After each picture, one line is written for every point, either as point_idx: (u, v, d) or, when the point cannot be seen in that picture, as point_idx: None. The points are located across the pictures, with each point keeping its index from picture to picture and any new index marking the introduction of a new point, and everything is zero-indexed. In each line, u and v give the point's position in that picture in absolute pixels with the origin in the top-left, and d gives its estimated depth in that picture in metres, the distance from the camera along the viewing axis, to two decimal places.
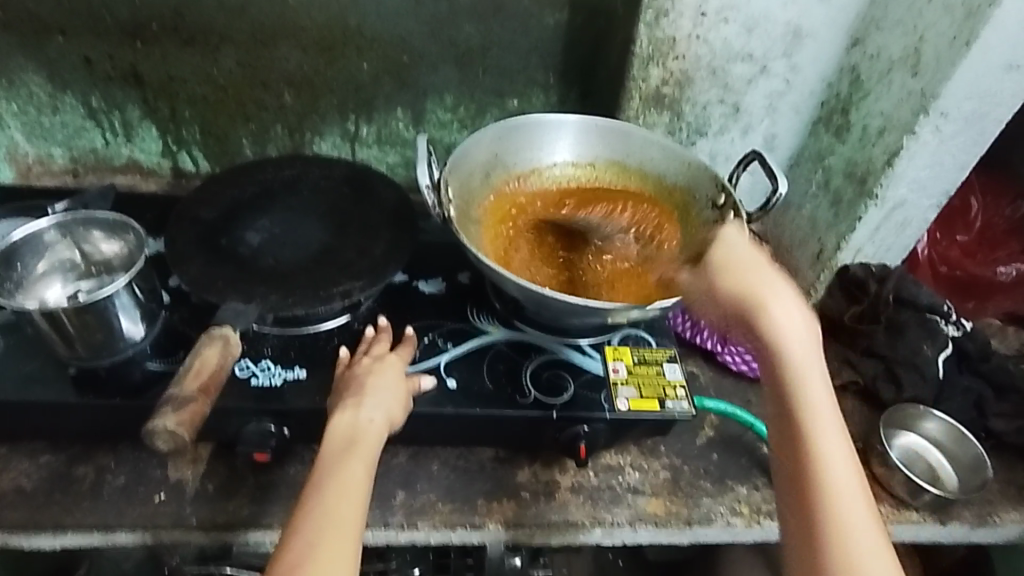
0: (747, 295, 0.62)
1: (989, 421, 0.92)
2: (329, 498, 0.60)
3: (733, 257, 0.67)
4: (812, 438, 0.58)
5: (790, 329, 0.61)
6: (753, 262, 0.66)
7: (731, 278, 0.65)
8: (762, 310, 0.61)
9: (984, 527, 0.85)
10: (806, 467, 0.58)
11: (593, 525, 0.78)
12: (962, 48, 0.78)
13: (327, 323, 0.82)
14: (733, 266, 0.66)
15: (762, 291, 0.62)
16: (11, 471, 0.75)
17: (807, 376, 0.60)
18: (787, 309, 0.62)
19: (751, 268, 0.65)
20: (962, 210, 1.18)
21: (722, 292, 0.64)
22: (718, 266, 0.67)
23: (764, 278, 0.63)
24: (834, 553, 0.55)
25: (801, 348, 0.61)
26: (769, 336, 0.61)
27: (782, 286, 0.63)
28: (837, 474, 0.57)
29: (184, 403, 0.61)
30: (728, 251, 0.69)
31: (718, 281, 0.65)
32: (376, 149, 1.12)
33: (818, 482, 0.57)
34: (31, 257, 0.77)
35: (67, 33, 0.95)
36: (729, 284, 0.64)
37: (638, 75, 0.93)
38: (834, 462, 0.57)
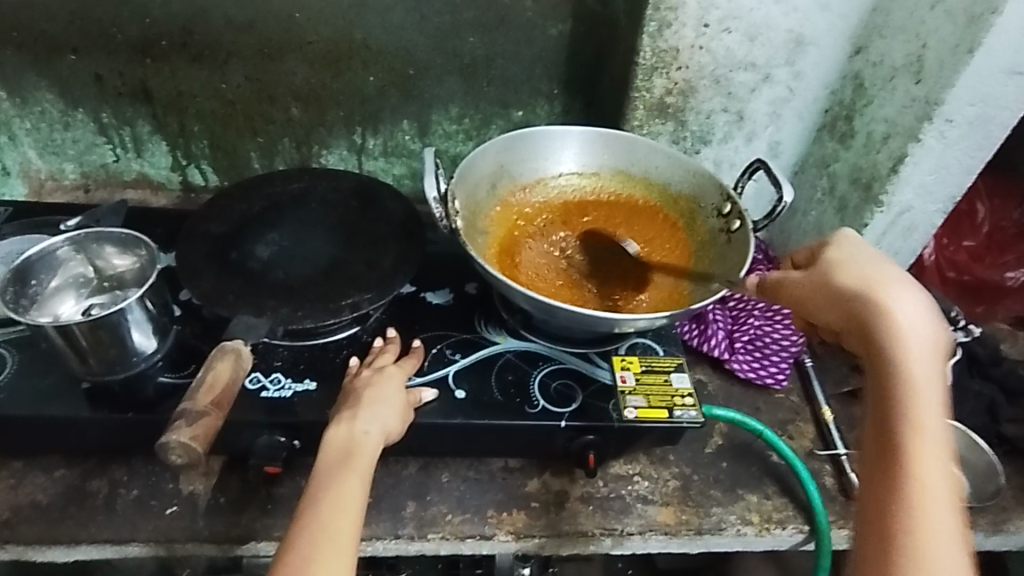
0: (872, 293, 0.59)
1: (1001, 427, 0.91)
2: (326, 512, 0.59)
3: (850, 256, 0.64)
4: (916, 430, 0.53)
5: (912, 327, 0.57)
6: (875, 262, 0.63)
7: (851, 274, 0.62)
8: (875, 302, 0.58)
9: (999, 534, 0.84)
10: (893, 456, 0.52)
11: (604, 535, 0.78)
12: (964, 55, 0.79)
13: (338, 334, 0.82)
14: (847, 263, 0.63)
15: (886, 292, 0.59)
16: (26, 486, 0.76)
17: (924, 367, 0.55)
18: (912, 308, 0.58)
19: (880, 270, 0.61)
20: (969, 214, 1.18)
21: (844, 282, 0.61)
22: (831, 264, 0.64)
23: (871, 276, 0.61)
24: (914, 533, 0.49)
25: (913, 340, 0.56)
26: (893, 334, 0.57)
27: (912, 296, 0.59)
28: (929, 460, 0.51)
29: (197, 417, 0.61)
30: (852, 249, 0.65)
31: (833, 274, 0.63)
32: (383, 161, 1.12)
33: (914, 475, 0.51)
34: (46, 274, 0.78)
35: (79, 51, 0.96)
36: (847, 275, 0.62)
37: (642, 85, 0.94)
38: (935, 460, 0.51)
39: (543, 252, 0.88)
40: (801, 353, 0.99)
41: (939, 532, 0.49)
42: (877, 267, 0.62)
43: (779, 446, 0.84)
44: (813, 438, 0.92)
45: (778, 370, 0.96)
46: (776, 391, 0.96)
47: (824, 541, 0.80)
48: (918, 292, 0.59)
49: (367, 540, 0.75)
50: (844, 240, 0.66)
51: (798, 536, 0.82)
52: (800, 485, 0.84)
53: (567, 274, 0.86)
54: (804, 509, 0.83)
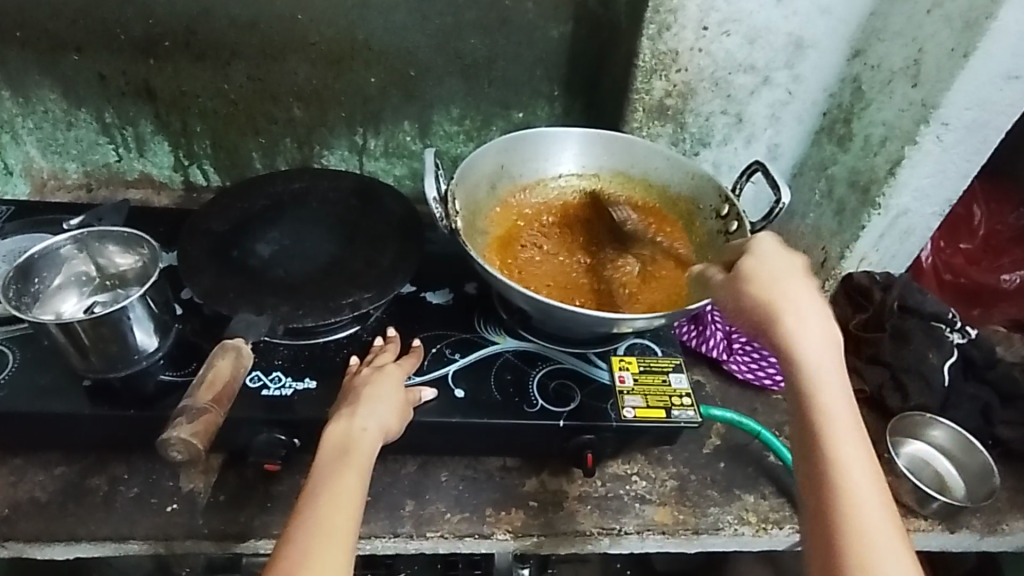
0: (769, 304, 0.61)
1: (996, 429, 0.92)
2: (323, 509, 0.60)
3: (759, 263, 0.64)
4: (830, 438, 0.56)
5: (803, 332, 0.60)
6: (784, 267, 0.64)
7: (756, 286, 0.62)
8: (778, 310, 0.60)
9: (993, 536, 0.85)
10: (817, 462, 0.56)
11: (601, 535, 0.78)
12: (960, 59, 0.79)
13: (338, 334, 0.83)
14: (755, 273, 0.63)
15: (784, 302, 0.60)
16: (27, 483, 0.77)
17: (822, 369, 0.58)
18: (808, 315, 0.60)
19: (780, 276, 0.63)
20: (966, 218, 1.19)
21: (745, 294, 0.62)
22: (742, 274, 0.64)
23: (775, 282, 0.62)
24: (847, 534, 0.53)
25: (814, 344, 0.59)
26: (791, 345, 0.59)
27: (803, 302, 0.61)
28: (852, 465, 0.55)
29: (197, 414, 0.61)
30: (766, 249, 0.66)
31: (740, 286, 0.63)
32: (384, 162, 1.13)
33: (838, 476, 0.55)
34: (48, 271, 0.78)
35: (82, 50, 0.97)
36: (752, 287, 0.62)
37: (641, 87, 0.95)
38: (851, 456, 0.55)
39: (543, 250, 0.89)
40: None
41: (868, 527, 0.53)
42: (779, 269, 0.63)
43: (778, 450, 0.86)
44: None
45: (775, 371, 0.96)
46: (773, 392, 0.97)
47: None
48: (808, 296, 0.62)
49: (365, 538, 0.76)
50: (760, 245, 0.66)
51: (794, 536, 0.82)
52: (797, 486, 0.85)
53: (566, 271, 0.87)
54: (801, 510, 0.84)
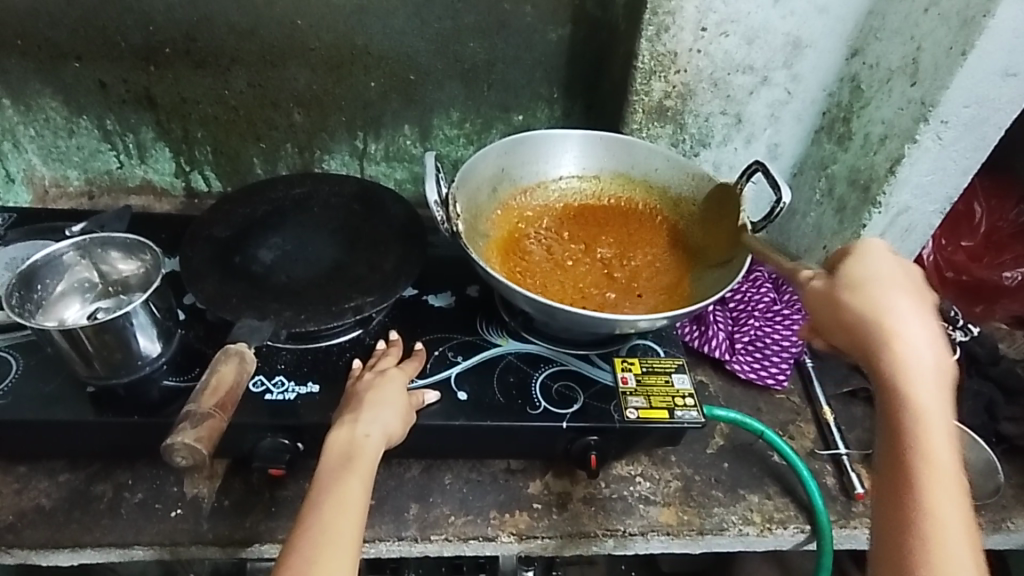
0: (881, 321, 0.57)
1: (1000, 426, 0.91)
2: (327, 516, 0.60)
3: (867, 271, 0.61)
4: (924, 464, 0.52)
5: (917, 356, 0.56)
6: (892, 282, 0.60)
7: (864, 300, 0.59)
8: (886, 330, 0.57)
9: (998, 533, 0.85)
10: (908, 487, 0.52)
11: (606, 536, 0.78)
12: (958, 57, 0.79)
13: (340, 337, 0.83)
14: (866, 283, 0.60)
15: (894, 321, 0.57)
16: (31, 490, 0.77)
17: (928, 394, 0.54)
18: (920, 338, 0.57)
19: (888, 290, 0.59)
20: (966, 215, 1.18)
21: (850, 305, 0.59)
22: (850, 281, 0.61)
23: (885, 297, 0.59)
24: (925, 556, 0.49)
25: (927, 369, 0.55)
26: (896, 365, 0.56)
27: (918, 323, 0.58)
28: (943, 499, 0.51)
29: (202, 419, 0.61)
30: (874, 257, 0.62)
31: (846, 294, 0.60)
32: (385, 166, 1.13)
33: (930, 502, 0.51)
34: (51, 279, 0.78)
35: (83, 58, 0.97)
36: (861, 300, 0.59)
37: (641, 88, 0.95)
38: (943, 486, 0.51)
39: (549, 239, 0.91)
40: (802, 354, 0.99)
41: (952, 559, 0.49)
42: (889, 282, 0.60)
43: (780, 447, 0.84)
44: (814, 439, 0.92)
45: (778, 369, 0.96)
46: (777, 392, 0.97)
47: (827, 540, 0.80)
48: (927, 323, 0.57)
49: (370, 542, 0.76)
50: (869, 249, 0.63)
51: (799, 536, 0.82)
52: (801, 485, 0.85)
53: (571, 262, 0.88)
54: (806, 509, 0.83)
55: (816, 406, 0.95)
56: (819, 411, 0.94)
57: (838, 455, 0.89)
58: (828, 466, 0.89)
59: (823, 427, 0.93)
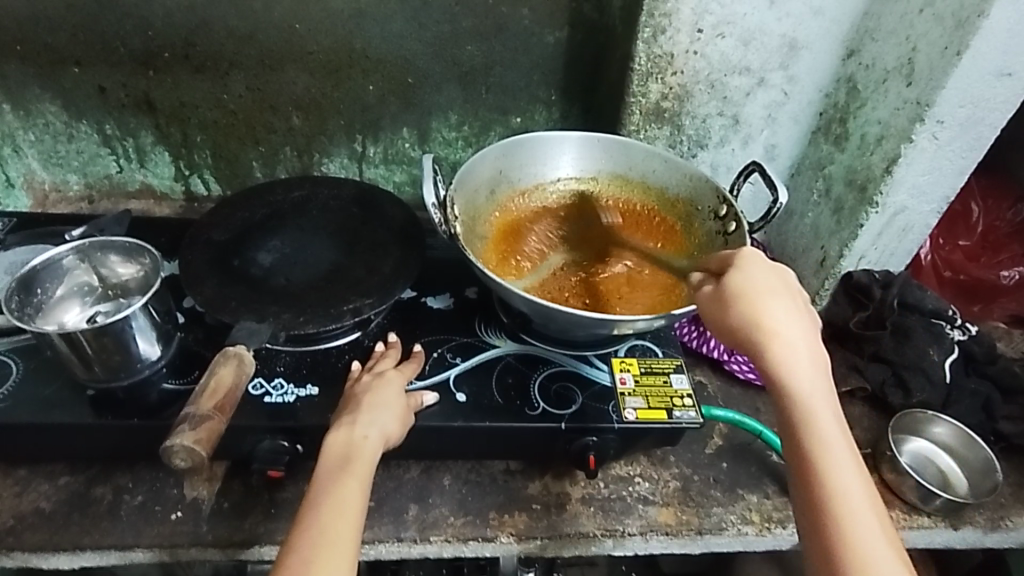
0: (757, 325, 0.63)
1: (998, 424, 0.91)
2: (326, 517, 0.60)
3: (746, 280, 0.66)
4: (826, 458, 0.57)
5: (793, 353, 0.62)
6: (761, 283, 0.66)
7: (748, 305, 0.64)
8: (767, 335, 0.62)
9: (997, 531, 0.85)
10: (814, 483, 0.57)
11: (605, 536, 0.78)
12: (953, 58, 0.80)
13: (338, 340, 0.83)
14: (746, 291, 0.65)
15: (768, 321, 0.63)
16: (31, 494, 0.77)
17: (807, 388, 0.60)
18: (791, 332, 0.63)
19: (764, 292, 0.65)
20: (964, 214, 1.18)
21: (732, 315, 0.64)
22: (731, 291, 0.66)
23: (765, 300, 0.64)
24: (846, 551, 0.54)
25: (801, 363, 0.62)
26: (781, 366, 0.61)
27: (787, 317, 0.64)
28: (845, 483, 0.56)
29: (200, 421, 0.61)
30: (754, 263, 0.68)
31: (728, 302, 0.65)
32: (384, 169, 1.14)
33: (834, 486, 0.56)
34: (50, 282, 0.78)
35: (82, 63, 0.98)
36: (742, 308, 0.64)
37: (637, 90, 0.95)
38: (840, 471, 0.57)
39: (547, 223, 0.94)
40: None
41: (861, 533, 0.54)
42: (772, 288, 0.66)
43: (779, 446, 0.85)
44: None
45: None
46: None
47: None
48: (794, 316, 0.64)
49: (369, 543, 0.76)
50: (747, 258, 0.69)
51: (798, 535, 0.82)
52: None
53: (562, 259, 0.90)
54: None
55: None
56: None
57: None
58: None
59: None
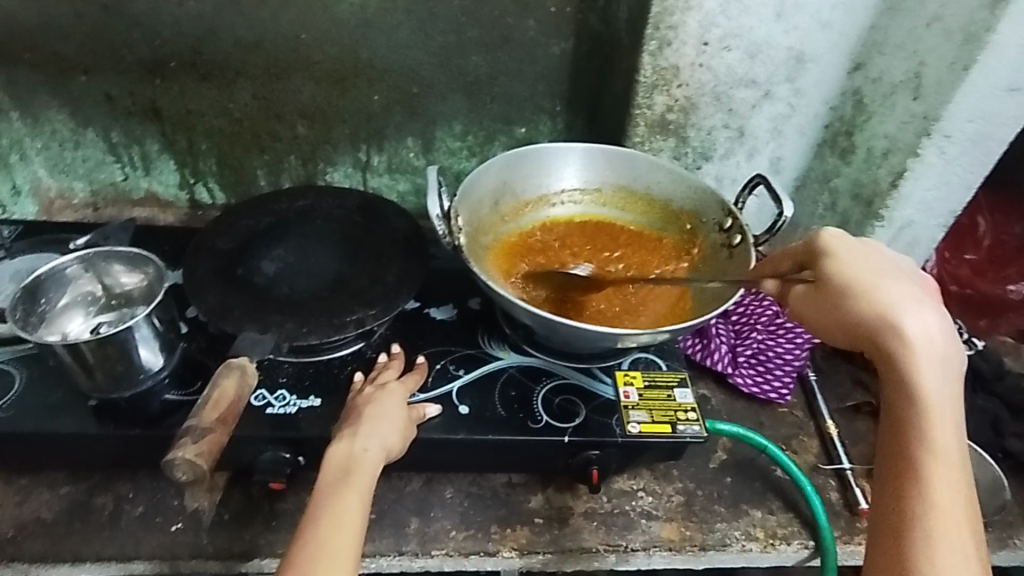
0: (887, 319, 0.59)
1: (1006, 442, 0.91)
2: (324, 531, 0.59)
3: (851, 270, 0.62)
4: (932, 458, 0.55)
5: (930, 348, 0.58)
6: (885, 275, 0.62)
7: (867, 297, 0.60)
8: (881, 327, 0.59)
9: (1005, 550, 0.84)
10: (909, 479, 0.55)
11: (607, 551, 0.78)
12: (960, 72, 0.79)
13: (341, 350, 0.83)
14: (862, 284, 0.61)
15: (900, 316, 0.59)
16: (32, 502, 0.77)
17: (931, 386, 0.57)
18: (924, 325, 0.59)
19: (890, 282, 0.61)
20: (970, 228, 1.18)
21: (855, 308, 0.61)
22: (846, 283, 0.62)
23: (890, 286, 0.61)
24: (925, 555, 0.52)
25: (932, 359, 0.57)
26: (908, 359, 0.58)
27: (925, 309, 0.60)
28: (942, 485, 0.54)
29: (202, 434, 0.61)
30: (872, 251, 0.64)
31: (851, 295, 0.61)
32: (388, 178, 1.14)
33: (931, 485, 0.54)
34: (54, 291, 0.78)
35: (90, 71, 0.98)
36: (874, 302, 0.60)
37: (642, 102, 0.95)
38: (949, 475, 0.54)
39: (550, 234, 0.94)
40: (805, 367, 0.98)
41: (946, 540, 0.52)
42: (885, 267, 0.63)
43: (784, 463, 0.83)
44: (817, 453, 0.91)
45: (781, 384, 0.95)
46: (779, 406, 0.96)
47: (830, 557, 0.79)
48: (931, 307, 0.60)
49: (370, 556, 0.75)
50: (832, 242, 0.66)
51: (802, 552, 0.81)
52: (805, 501, 0.84)
53: (562, 272, 0.89)
54: (809, 525, 0.83)
55: (819, 421, 0.95)
56: (823, 427, 0.94)
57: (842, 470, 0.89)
58: (831, 481, 0.88)
59: (826, 442, 0.92)
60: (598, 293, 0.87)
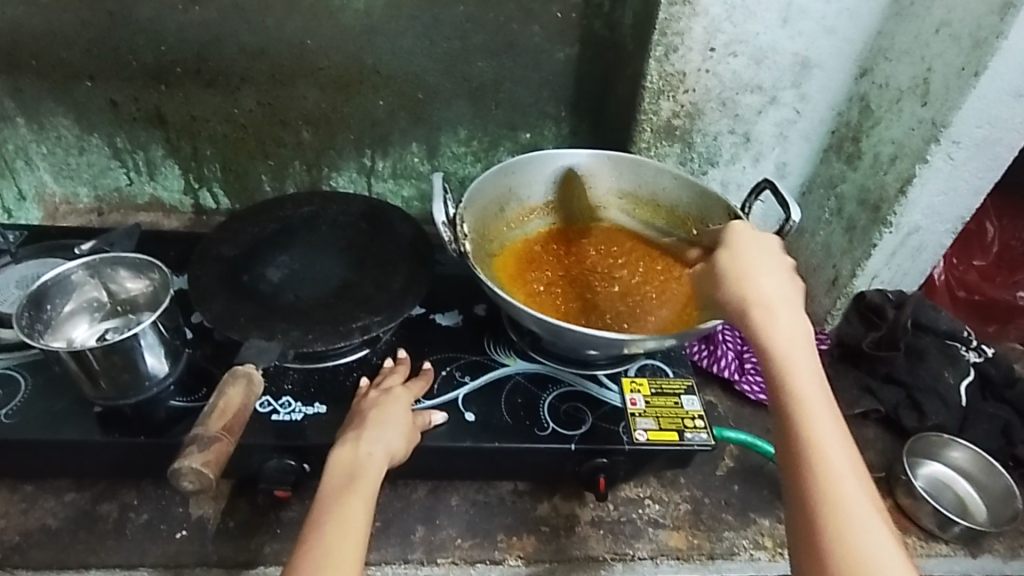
0: (747, 296, 0.63)
1: (1017, 449, 0.89)
2: (329, 537, 0.59)
3: (737, 257, 0.68)
4: (807, 417, 0.56)
5: (786, 318, 0.62)
6: (753, 260, 0.67)
7: (738, 280, 0.65)
8: (748, 304, 0.63)
9: (1017, 560, 0.82)
10: (796, 442, 0.56)
11: (614, 560, 0.77)
12: (970, 78, 0.79)
13: (346, 357, 0.83)
14: (735, 268, 0.66)
15: (759, 293, 0.63)
16: (37, 510, 0.76)
17: (791, 357, 0.60)
18: (781, 299, 0.63)
19: (754, 266, 0.66)
20: (979, 235, 1.16)
21: (727, 292, 0.65)
22: (728, 270, 0.67)
23: (756, 272, 0.65)
24: (828, 513, 0.52)
25: (789, 327, 0.61)
26: (770, 330, 0.61)
27: (779, 285, 0.65)
28: (826, 442, 0.55)
29: (209, 443, 0.60)
30: (743, 240, 0.70)
31: (724, 281, 0.66)
32: (392, 183, 1.14)
33: (815, 446, 0.55)
34: (60, 298, 0.78)
35: (95, 78, 0.98)
36: (736, 284, 0.65)
37: (648, 108, 0.95)
38: (824, 435, 0.55)
39: (555, 241, 0.95)
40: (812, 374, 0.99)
41: (844, 495, 0.53)
42: (767, 258, 0.67)
43: None
44: None
45: None
46: None
47: None
48: (782, 283, 0.65)
49: (376, 565, 0.75)
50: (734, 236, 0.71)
51: None
52: None
53: (568, 277, 0.90)
54: None
55: None
56: None
57: None
58: None
59: None
60: (605, 298, 0.87)
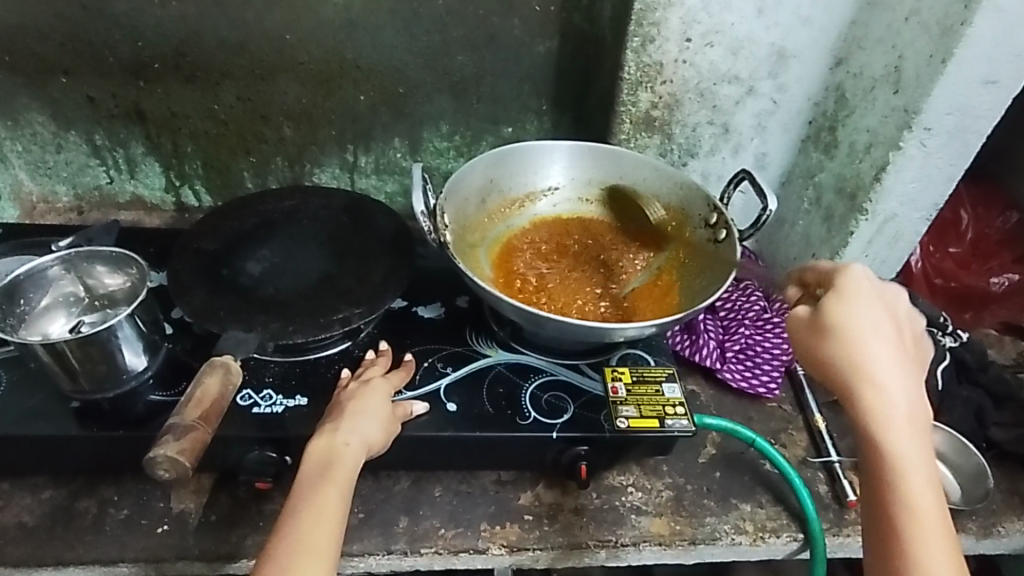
0: (858, 369, 0.59)
1: (990, 431, 0.91)
2: (303, 523, 0.60)
3: (850, 310, 0.61)
4: (912, 512, 0.55)
5: (896, 400, 0.58)
6: (868, 320, 0.61)
7: (847, 345, 0.60)
8: (855, 369, 0.59)
9: (989, 538, 0.84)
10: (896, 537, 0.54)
11: (597, 547, 0.78)
12: (938, 65, 0.80)
13: (329, 350, 0.83)
14: (848, 329, 0.60)
15: (870, 366, 0.59)
16: (14, 507, 0.76)
17: (899, 432, 0.57)
18: (891, 374, 0.59)
19: (867, 328, 0.60)
20: (954, 222, 1.18)
21: (830, 357, 0.60)
22: (838, 327, 0.60)
23: (866, 329, 0.60)
24: None
25: (899, 410, 0.58)
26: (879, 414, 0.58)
27: (890, 354, 0.60)
28: (928, 539, 0.54)
29: (184, 432, 0.60)
30: (859, 285, 0.63)
31: (833, 343, 0.60)
32: (375, 179, 1.13)
33: (914, 543, 0.53)
34: (34, 292, 0.78)
35: (71, 73, 0.97)
36: (843, 352, 0.60)
37: (627, 99, 0.96)
38: (928, 513, 0.54)
39: (537, 230, 0.95)
40: (793, 362, 0.99)
41: None
42: (881, 321, 0.61)
43: (772, 455, 0.83)
44: (805, 447, 0.92)
45: (769, 379, 0.96)
46: (768, 400, 0.96)
47: (819, 547, 0.80)
48: (893, 353, 0.60)
49: (358, 556, 0.75)
50: (855, 280, 0.63)
51: (792, 545, 0.81)
52: (794, 494, 0.84)
53: (549, 267, 0.90)
54: (798, 518, 0.83)
55: (807, 414, 0.95)
56: (811, 420, 0.94)
57: (830, 463, 0.89)
58: (820, 474, 0.88)
59: (814, 435, 0.93)
60: (587, 288, 0.87)
